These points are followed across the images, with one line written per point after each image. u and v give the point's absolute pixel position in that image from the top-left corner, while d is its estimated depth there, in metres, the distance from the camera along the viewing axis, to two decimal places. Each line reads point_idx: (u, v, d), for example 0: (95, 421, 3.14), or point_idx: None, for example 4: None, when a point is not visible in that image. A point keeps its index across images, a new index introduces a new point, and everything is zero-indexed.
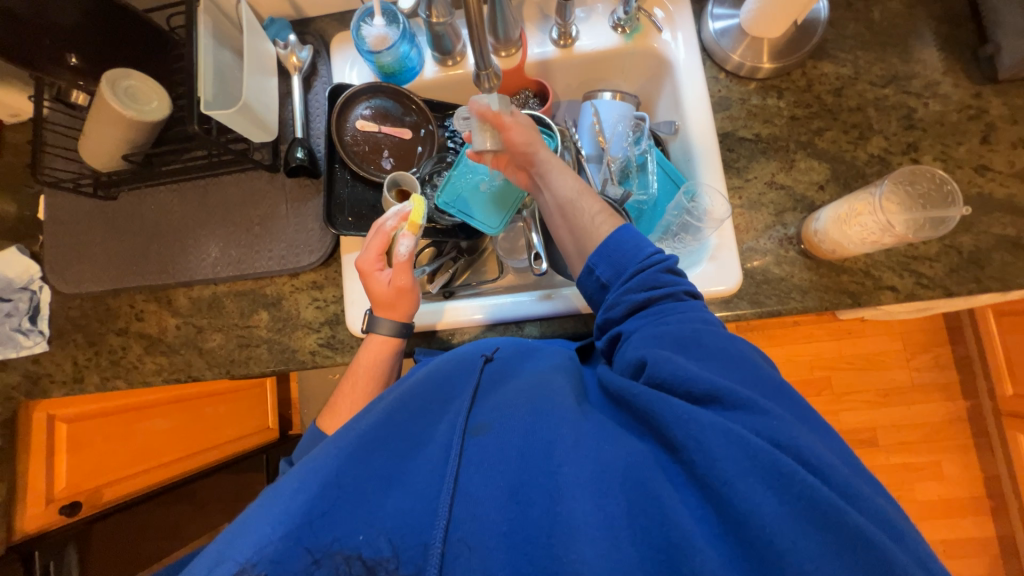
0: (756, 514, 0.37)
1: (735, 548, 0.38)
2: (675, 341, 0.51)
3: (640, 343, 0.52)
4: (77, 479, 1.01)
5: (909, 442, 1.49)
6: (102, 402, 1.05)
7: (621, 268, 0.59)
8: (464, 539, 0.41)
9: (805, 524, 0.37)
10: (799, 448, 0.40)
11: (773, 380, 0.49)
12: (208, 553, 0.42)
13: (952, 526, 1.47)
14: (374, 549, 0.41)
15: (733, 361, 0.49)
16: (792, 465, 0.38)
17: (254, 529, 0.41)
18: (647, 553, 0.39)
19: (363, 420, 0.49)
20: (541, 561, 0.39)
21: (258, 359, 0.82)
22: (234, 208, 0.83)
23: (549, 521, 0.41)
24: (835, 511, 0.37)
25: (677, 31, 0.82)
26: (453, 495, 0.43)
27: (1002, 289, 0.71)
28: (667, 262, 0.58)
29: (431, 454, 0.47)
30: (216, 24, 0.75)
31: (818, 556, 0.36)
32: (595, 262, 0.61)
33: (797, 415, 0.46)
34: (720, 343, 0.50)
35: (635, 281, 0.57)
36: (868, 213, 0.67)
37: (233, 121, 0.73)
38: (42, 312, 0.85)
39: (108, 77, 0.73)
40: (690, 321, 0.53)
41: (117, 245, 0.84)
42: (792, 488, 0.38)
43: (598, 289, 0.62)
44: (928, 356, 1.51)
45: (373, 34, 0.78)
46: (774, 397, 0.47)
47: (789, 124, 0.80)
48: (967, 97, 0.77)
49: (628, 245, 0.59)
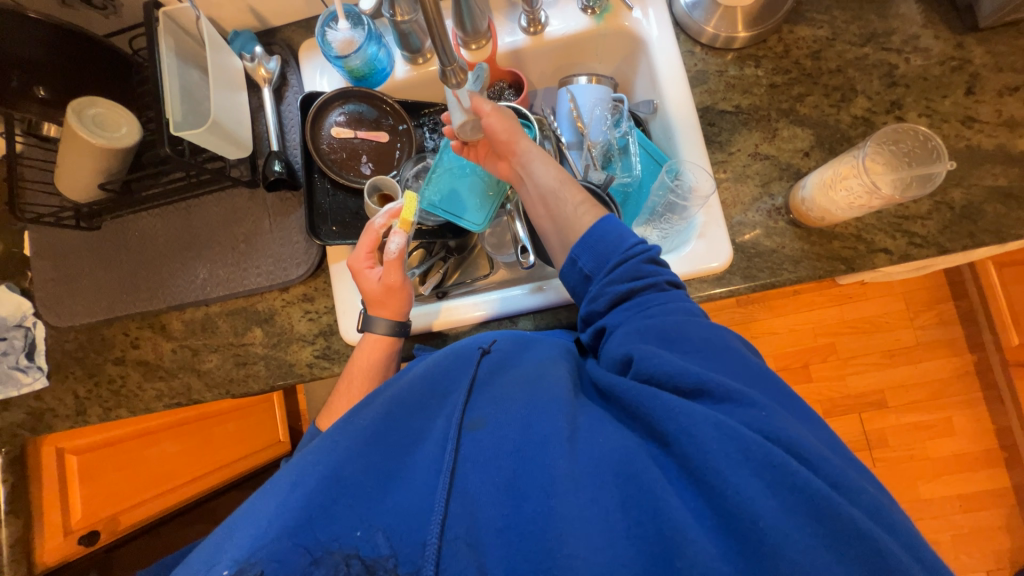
0: (748, 507, 0.37)
1: (730, 541, 0.37)
2: (660, 335, 0.50)
3: (624, 339, 0.52)
4: (92, 509, 1.03)
5: (917, 400, 1.49)
6: (121, 429, 1.06)
7: (604, 259, 0.58)
8: (462, 536, 0.41)
9: (799, 517, 0.37)
10: (789, 439, 0.40)
11: (758, 368, 0.48)
12: (208, 548, 0.42)
13: (967, 480, 1.47)
14: (372, 548, 0.41)
15: (721, 353, 0.48)
16: (783, 456, 0.38)
17: (251, 522, 0.41)
18: (643, 546, 0.38)
19: (362, 414, 0.49)
20: (537, 557, 0.39)
21: (257, 375, 0.82)
22: (217, 227, 0.83)
23: (543, 516, 0.40)
24: (828, 501, 0.36)
25: (648, 8, 0.81)
26: (449, 491, 0.43)
27: (998, 241, 0.70)
28: (650, 253, 0.57)
29: (427, 454, 0.47)
30: (178, 43, 0.74)
31: (812, 547, 0.36)
32: (577, 253, 0.60)
33: (785, 404, 0.45)
34: (703, 334, 0.50)
35: (621, 271, 0.56)
36: (854, 176, 0.65)
37: (205, 140, 0.72)
38: (38, 347, 0.85)
39: (74, 107, 0.72)
40: (673, 313, 0.52)
41: (105, 276, 0.84)
42: (784, 480, 0.37)
43: (581, 281, 0.61)
44: (931, 313, 1.50)
45: (339, 39, 0.77)
46: (761, 388, 0.46)
47: (769, 92, 0.78)
48: (949, 48, 0.76)
49: (611, 235, 0.58)
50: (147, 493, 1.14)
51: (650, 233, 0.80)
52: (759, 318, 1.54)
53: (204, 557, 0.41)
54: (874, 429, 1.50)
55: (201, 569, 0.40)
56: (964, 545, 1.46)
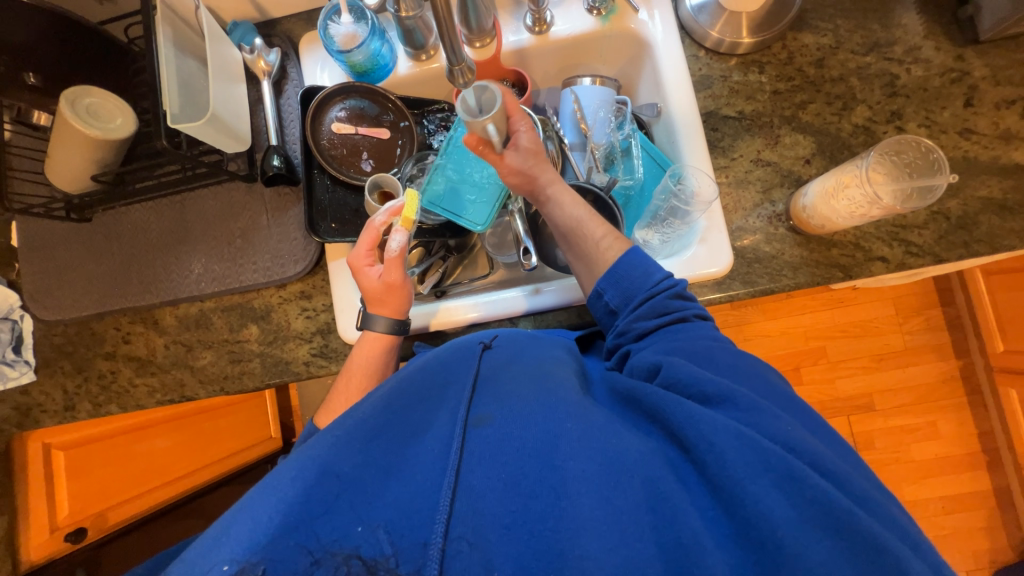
0: (767, 516, 0.37)
1: (745, 550, 0.38)
2: (688, 352, 0.51)
3: (659, 349, 0.52)
4: (80, 505, 1.01)
5: (904, 404, 1.52)
6: (102, 426, 1.03)
7: (630, 295, 0.58)
8: (466, 535, 0.40)
9: (818, 529, 0.37)
10: (811, 453, 0.40)
11: (786, 392, 0.48)
12: (203, 542, 0.41)
13: (950, 482, 1.50)
14: (373, 547, 0.40)
15: (746, 375, 0.48)
16: (804, 469, 0.38)
17: (250, 516, 0.40)
18: (656, 551, 0.38)
19: (363, 407, 0.49)
20: (547, 557, 0.39)
21: (252, 373, 0.81)
22: (214, 222, 0.81)
23: (554, 516, 0.40)
24: (848, 515, 0.37)
25: (654, 10, 0.81)
26: (455, 490, 0.43)
27: (991, 252, 0.71)
28: (678, 287, 0.57)
29: (431, 447, 0.46)
30: (177, 33, 0.72)
31: (829, 559, 0.36)
32: (603, 287, 0.60)
33: (811, 428, 0.45)
34: (731, 360, 0.50)
35: (647, 307, 0.56)
36: (855, 185, 0.66)
37: (204, 134, 0.70)
38: (26, 341, 0.83)
39: (68, 96, 0.70)
40: (701, 339, 0.52)
41: (97, 269, 0.82)
42: (805, 493, 0.38)
43: (607, 315, 0.61)
44: (920, 319, 1.53)
45: (341, 33, 0.75)
46: (783, 406, 0.46)
47: (772, 99, 0.79)
48: (949, 60, 0.77)
49: (637, 271, 0.59)
50: (135, 490, 1.12)
51: (651, 237, 0.80)
52: (752, 321, 1.55)
53: (198, 554, 0.40)
54: (862, 432, 1.52)
55: (197, 570, 0.39)
56: (945, 545, 1.49)
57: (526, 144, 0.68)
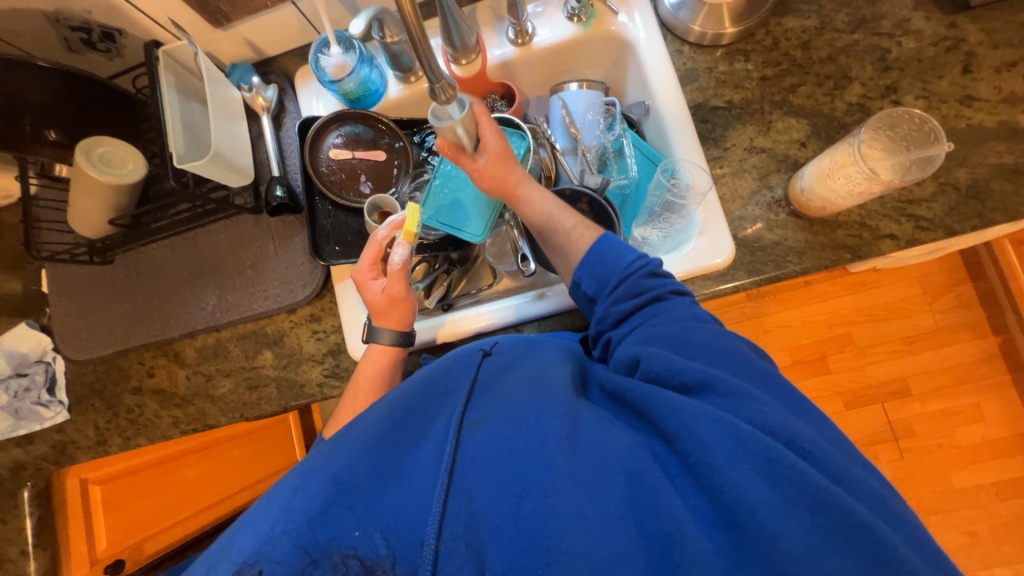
0: (745, 500, 0.36)
1: (727, 536, 0.37)
2: (667, 340, 0.50)
3: (638, 340, 0.52)
4: (117, 538, 1.06)
5: (943, 387, 1.45)
6: (131, 460, 1.06)
7: (605, 280, 0.57)
8: (460, 536, 0.41)
9: (796, 509, 0.36)
10: (788, 433, 0.39)
11: (767, 371, 0.47)
12: (213, 551, 0.43)
13: (1002, 467, 1.41)
14: (370, 547, 0.41)
15: (725, 355, 0.47)
16: (781, 450, 0.38)
17: (255, 526, 0.42)
18: (641, 541, 0.38)
19: (370, 415, 0.49)
20: (535, 554, 0.39)
21: (269, 398, 0.83)
22: (225, 254, 0.85)
23: (541, 514, 0.40)
24: (824, 493, 0.36)
25: (633, 11, 0.81)
26: (447, 492, 0.43)
27: (1008, 220, 0.69)
28: (649, 266, 0.56)
29: (426, 453, 0.47)
30: (180, 80, 0.77)
31: (808, 540, 0.35)
32: (579, 276, 0.59)
33: (785, 401, 0.45)
34: (709, 339, 0.49)
35: (622, 290, 0.56)
36: (851, 164, 0.65)
37: (207, 171, 0.74)
38: (59, 381, 0.87)
39: (83, 147, 0.75)
40: (679, 321, 0.52)
41: (120, 308, 0.86)
42: (780, 473, 0.37)
43: (587, 303, 0.61)
44: (950, 296, 1.47)
45: (332, 64, 0.78)
46: (763, 385, 0.45)
47: (761, 85, 0.78)
48: (941, 29, 0.75)
49: (609, 256, 0.58)
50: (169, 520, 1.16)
51: (650, 234, 0.80)
52: (771, 311, 1.51)
53: (211, 559, 0.42)
54: (900, 419, 1.46)
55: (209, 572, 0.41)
56: (1005, 535, 1.39)
57: (492, 147, 0.69)
